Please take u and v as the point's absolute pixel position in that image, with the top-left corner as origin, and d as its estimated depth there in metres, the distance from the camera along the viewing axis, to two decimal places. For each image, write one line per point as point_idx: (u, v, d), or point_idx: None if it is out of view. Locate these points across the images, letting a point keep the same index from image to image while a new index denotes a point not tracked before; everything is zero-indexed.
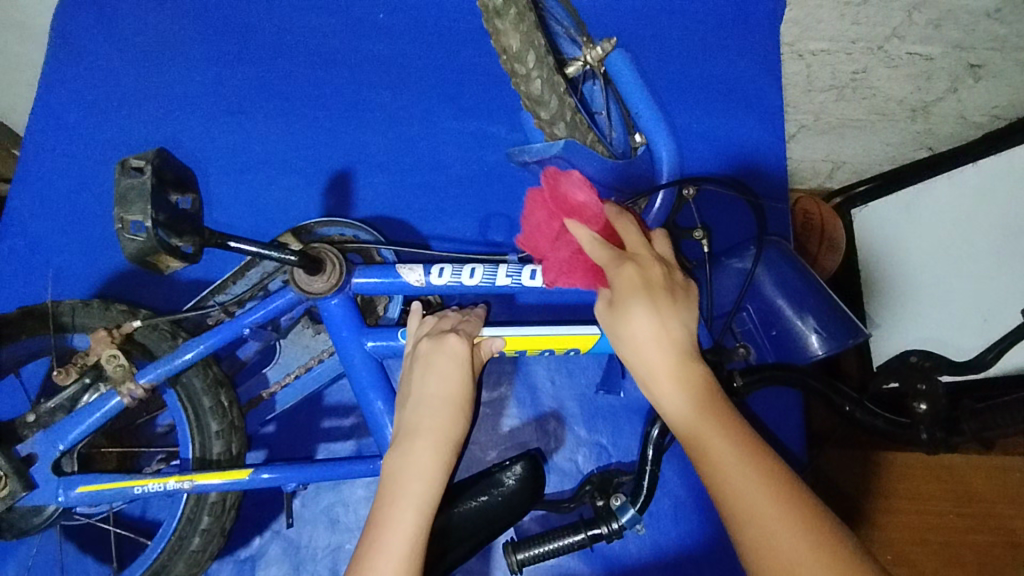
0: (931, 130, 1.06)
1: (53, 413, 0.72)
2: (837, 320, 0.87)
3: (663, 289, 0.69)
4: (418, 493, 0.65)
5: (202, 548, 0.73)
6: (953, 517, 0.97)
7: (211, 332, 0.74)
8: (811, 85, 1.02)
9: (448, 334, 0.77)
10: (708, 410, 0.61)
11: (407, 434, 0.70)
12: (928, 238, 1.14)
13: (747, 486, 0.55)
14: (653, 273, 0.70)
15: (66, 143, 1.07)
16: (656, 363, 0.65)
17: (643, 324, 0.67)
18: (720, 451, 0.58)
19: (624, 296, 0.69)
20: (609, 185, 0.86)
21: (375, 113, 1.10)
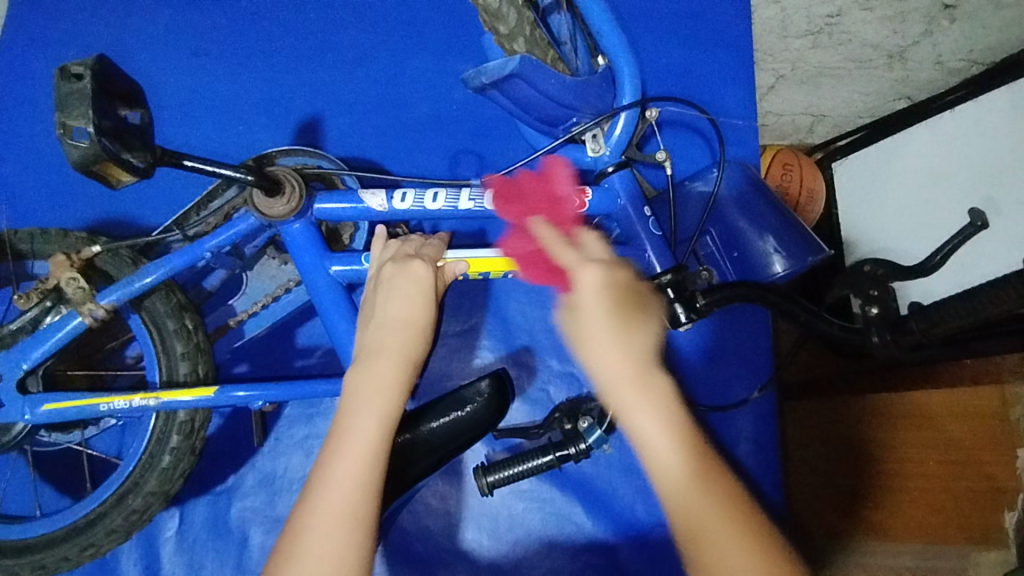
0: (909, 77, 1.05)
1: (15, 334, 0.72)
2: (797, 238, 0.89)
3: (631, 296, 0.63)
4: (383, 404, 0.62)
5: (172, 466, 0.73)
6: (930, 464, 0.83)
7: (172, 255, 0.74)
8: (785, 31, 1.01)
9: (412, 259, 0.78)
10: (688, 448, 0.51)
11: (370, 351, 0.69)
12: (911, 149, 1.07)
13: (712, 533, 0.48)
14: (619, 287, 0.64)
15: (28, 86, 1.05)
16: (629, 397, 0.54)
17: (616, 341, 0.57)
18: (694, 501, 0.49)
19: (596, 322, 0.58)
20: (572, 107, 0.82)
21: (344, 52, 1.09)
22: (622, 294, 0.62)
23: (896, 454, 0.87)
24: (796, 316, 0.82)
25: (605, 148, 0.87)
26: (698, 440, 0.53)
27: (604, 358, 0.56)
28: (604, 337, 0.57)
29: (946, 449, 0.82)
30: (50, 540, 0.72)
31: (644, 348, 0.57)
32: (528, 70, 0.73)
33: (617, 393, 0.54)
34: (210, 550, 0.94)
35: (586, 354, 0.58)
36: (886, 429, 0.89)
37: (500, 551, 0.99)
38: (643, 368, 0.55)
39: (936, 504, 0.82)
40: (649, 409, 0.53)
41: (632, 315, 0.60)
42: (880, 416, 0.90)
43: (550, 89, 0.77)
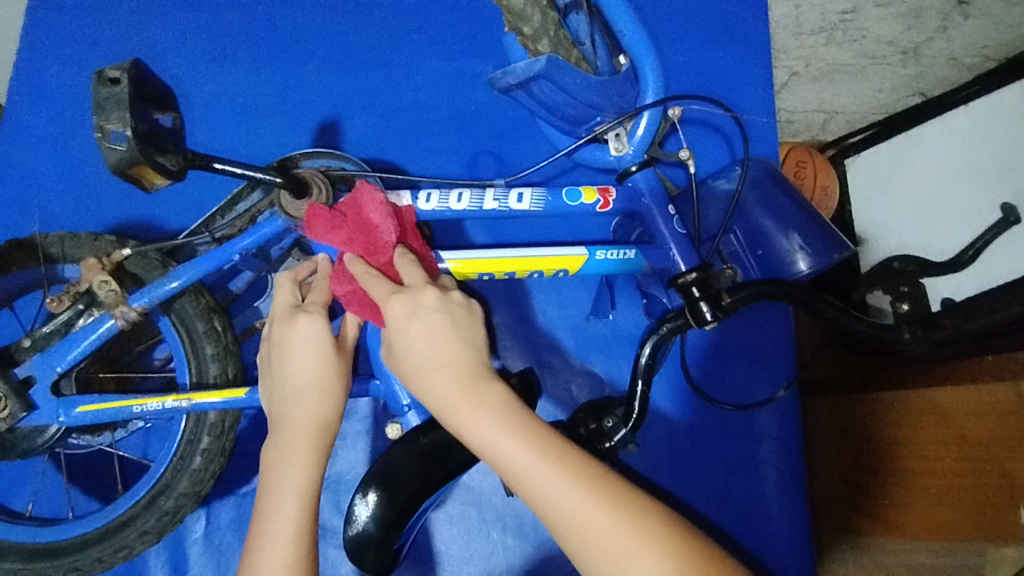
0: (922, 74, 1.05)
1: (49, 337, 0.72)
2: (821, 237, 0.89)
3: (446, 330, 0.64)
4: (298, 476, 0.60)
5: (203, 467, 0.74)
6: (946, 462, 0.82)
7: (200, 258, 0.75)
8: (801, 27, 1.02)
9: (298, 314, 0.68)
10: (566, 479, 0.56)
11: (276, 427, 0.63)
12: (923, 146, 1.06)
13: (589, 525, 0.55)
14: (436, 329, 0.63)
15: (48, 91, 1.05)
16: (461, 411, 0.60)
17: (480, 414, 0.59)
18: (594, 533, 0.55)
19: (434, 361, 0.62)
20: (596, 106, 0.82)
21: (361, 55, 1.10)
22: (451, 313, 0.65)
23: (911, 451, 0.87)
24: (826, 314, 0.82)
25: (629, 147, 0.87)
26: (598, 477, 0.58)
27: (489, 419, 0.59)
28: (473, 409, 0.60)
29: (959, 445, 0.81)
30: (84, 541, 0.72)
31: (459, 363, 0.62)
32: (554, 71, 0.73)
33: (445, 413, 0.61)
34: (235, 551, 0.94)
35: (450, 418, 0.61)
36: (902, 425, 0.89)
37: (524, 550, 0.99)
38: (472, 387, 0.61)
39: (952, 499, 0.81)
40: (534, 469, 0.57)
41: (454, 347, 0.63)
42: (896, 410, 0.90)
43: (575, 89, 0.77)
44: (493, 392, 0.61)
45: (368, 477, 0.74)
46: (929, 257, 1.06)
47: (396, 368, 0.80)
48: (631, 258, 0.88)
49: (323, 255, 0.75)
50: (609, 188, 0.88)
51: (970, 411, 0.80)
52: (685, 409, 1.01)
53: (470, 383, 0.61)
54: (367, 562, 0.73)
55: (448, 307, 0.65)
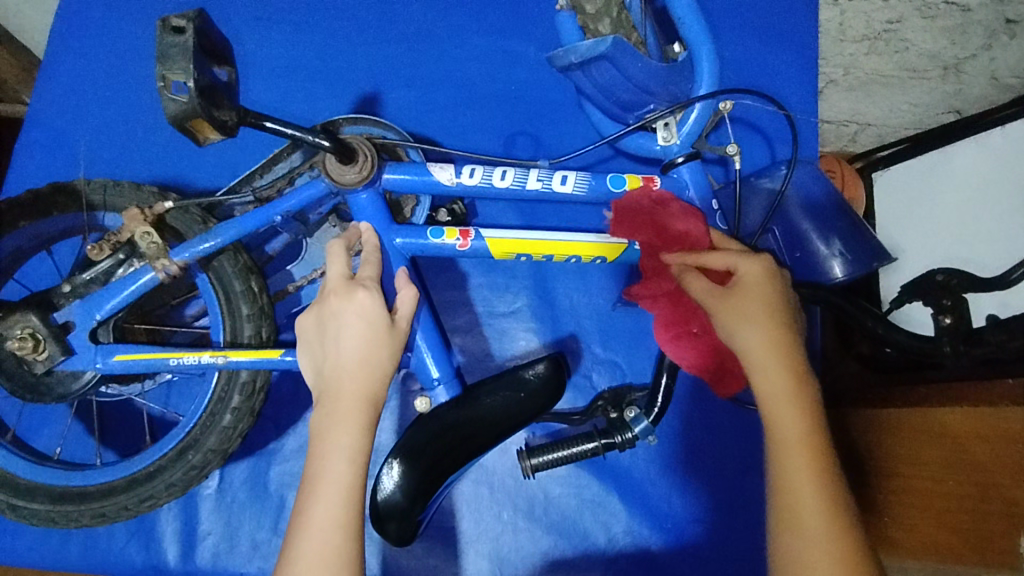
0: (960, 91, 1.01)
1: (88, 285, 0.71)
2: (861, 245, 0.88)
3: (773, 308, 0.72)
4: (349, 444, 0.62)
5: (232, 425, 0.74)
6: (950, 483, 0.78)
7: (244, 217, 0.74)
8: (844, 33, 0.99)
9: (359, 289, 0.69)
10: (794, 402, 0.67)
11: (329, 398, 0.65)
12: (973, 158, 1.03)
13: (810, 516, 0.62)
14: (770, 297, 0.72)
15: (89, 40, 1.04)
16: (762, 362, 0.70)
17: (756, 324, 0.71)
18: (792, 456, 0.65)
19: (760, 325, 0.71)
20: (648, 91, 0.81)
21: (403, 26, 1.08)
22: (774, 291, 0.73)
23: (915, 470, 0.83)
24: (863, 323, 0.84)
25: (676, 138, 0.86)
26: (824, 442, 0.66)
27: (752, 327, 0.71)
28: (758, 315, 0.71)
29: (966, 469, 0.75)
30: (111, 489, 0.73)
31: (792, 362, 0.70)
32: (618, 52, 0.73)
33: (770, 409, 0.68)
34: (248, 512, 0.94)
35: (717, 315, 0.73)
36: (909, 443, 0.84)
37: (535, 533, 0.99)
38: (766, 316, 0.71)
39: (954, 523, 0.77)
40: (796, 395, 0.67)
41: (783, 316, 0.72)
42: (904, 426, 0.85)
43: (632, 73, 0.76)
44: (785, 330, 0.72)
45: (395, 446, 0.75)
46: (981, 272, 0.99)
47: (428, 341, 0.79)
48: None
49: (368, 224, 0.79)
50: (654, 177, 0.86)
51: (973, 434, 0.73)
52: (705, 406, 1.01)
53: (782, 340, 0.71)
54: (389, 532, 0.74)
55: (764, 286, 0.73)
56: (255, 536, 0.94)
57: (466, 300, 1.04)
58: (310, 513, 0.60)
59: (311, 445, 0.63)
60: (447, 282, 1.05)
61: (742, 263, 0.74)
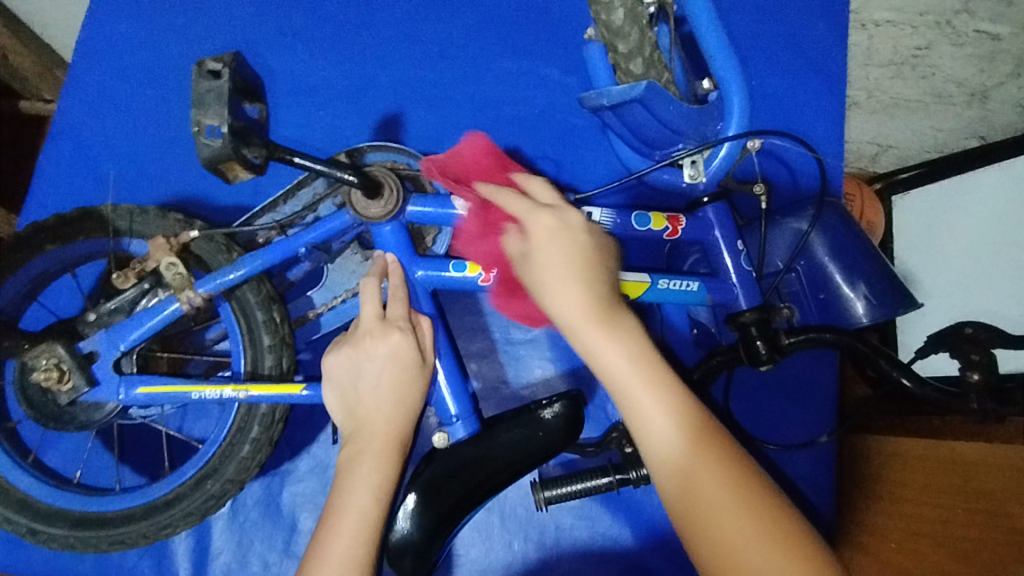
0: (987, 117, 1.01)
1: (113, 314, 0.72)
2: (887, 290, 0.86)
3: (578, 257, 0.69)
4: (376, 479, 0.66)
5: (251, 455, 0.74)
6: (958, 512, 0.77)
7: (268, 248, 0.74)
8: (869, 59, 1.00)
9: (394, 330, 0.73)
10: (696, 440, 0.60)
11: (361, 437, 0.69)
12: (997, 199, 1.01)
13: (718, 517, 0.56)
14: (568, 248, 0.70)
15: (114, 52, 1.05)
16: (580, 316, 0.66)
17: (564, 293, 0.67)
18: (704, 481, 0.57)
19: (553, 293, 0.67)
20: (677, 131, 0.80)
21: (426, 45, 1.08)
22: (577, 234, 0.71)
23: (926, 497, 0.82)
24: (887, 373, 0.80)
25: (703, 176, 0.86)
26: (700, 418, 0.61)
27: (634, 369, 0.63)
28: (619, 348, 0.64)
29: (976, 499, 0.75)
30: (130, 516, 0.73)
31: (617, 330, 0.65)
32: (650, 97, 0.72)
33: (626, 392, 0.63)
34: (259, 532, 0.95)
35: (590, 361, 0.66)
36: (917, 474, 0.84)
37: (544, 563, 0.99)
38: (612, 331, 0.65)
39: (964, 552, 0.75)
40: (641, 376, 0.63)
41: (606, 308, 0.66)
42: (913, 455, 0.85)
43: (665, 115, 0.76)
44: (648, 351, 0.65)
45: (414, 480, 0.75)
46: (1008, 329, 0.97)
47: (448, 374, 0.78)
48: (693, 290, 0.85)
49: (393, 256, 0.80)
50: (679, 216, 0.86)
51: (988, 465, 0.74)
52: None
53: (649, 356, 0.64)
54: (404, 568, 0.74)
55: (570, 232, 0.71)
56: (265, 557, 0.94)
57: (482, 325, 1.04)
58: (330, 549, 0.63)
59: (340, 476, 0.67)
60: (464, 308, 1.04)
61: (529, 226, 0.73)
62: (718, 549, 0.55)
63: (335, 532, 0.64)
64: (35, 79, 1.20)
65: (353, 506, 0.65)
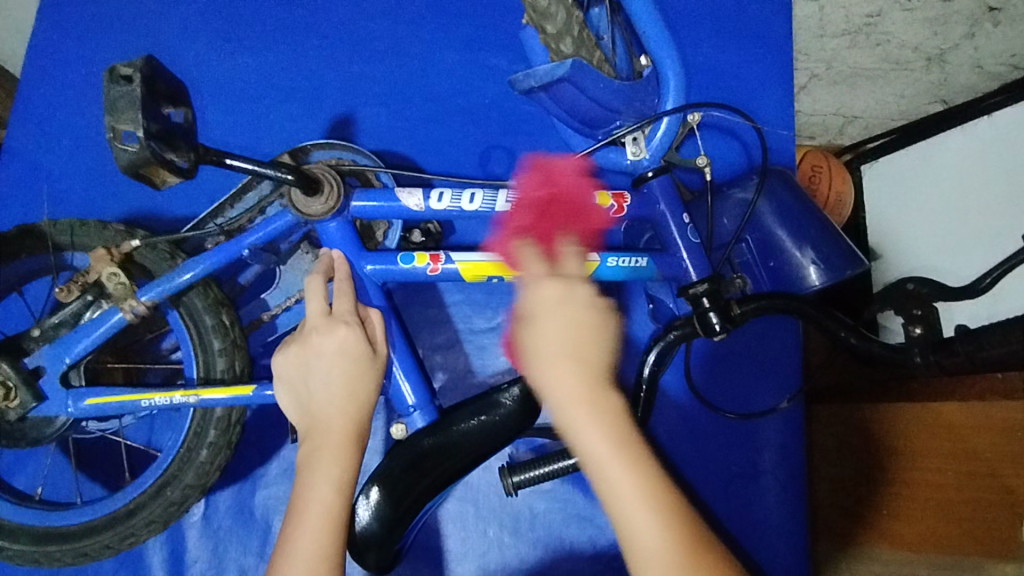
0: (946, 80, 1.00)
1: (58, 328, 0.72)
2: (835, 252, 0.87)
3: (581, 318, 0.63)
4: (337, 472, 0.66)
5: (210, 460, 0.74)
6: (949, 474, 0.80)
7: (210, 252, 0.75)
8: (823, 30, 0.97)
9: (341, 324, 0.73)
10: (642, 478, 0.56)
11: (316, 433, 0.69)
12: (954, 160, 1.03)
13: (663, 570, 0.53)
14: (593, 315, 0.64)
15: (60, 71, 1.05)
16: (548, 354, 0.61)
17: (558, 354, 0.60)
18: (638, 535, 0.54)
19: (550, 354, 0.61)
20: (614, 110, 0.81)
21: (374, 43, 1.08)
22: (577, 306, 0.64)
23: (915, 463, 0.84)
24: (836, 333, 0.82)
25: (646, 152, 0.86)
26: (635, 449, 0.57)
27: (666, 529, 0.54)
28: (591, 419, 0.58)
29: (961, 458, 0.78)
30: (93, 527, 0.73)
31: (592, 365, 0.61)
32: (578, 74, 0.73)
33: (574, 437, 0.58)
34: (234, 538, 0.95)
35: (561, 419, 0.59)
36: (903, 437, 0.85)
37: (521, 549, 0.99)
38: (635, 452, 0.57)
39: (950, 514, 0.79)
40: (643, 499, 0.55)
41: (596, 360, 0.61)
42: (898, 420, 0.85)
43: (596, 93, 0.77)
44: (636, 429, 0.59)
45: (373, 474, 0.76)
46: (953, 283, 1.01)
47: (403, 365, 0.79)
48: (642, 266, 0.86)
49: (339, 252, 0.80)
50: (625, 193, 0.86)
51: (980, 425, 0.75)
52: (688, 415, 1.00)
53: (599, 368, 0.61)
54: (369, 560, 0.74)
55: (576, 307, 0.64)
56: (241, 562, 0.95)
57: (445, 317, 1.04)
58: (294, 544, 0.64)
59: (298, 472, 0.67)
60: (426, 301, 1.04)
61: (540, 286, 0.67)
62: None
63: (298, 529, 0.64)
64: None
65: (315, 501, 0.65)
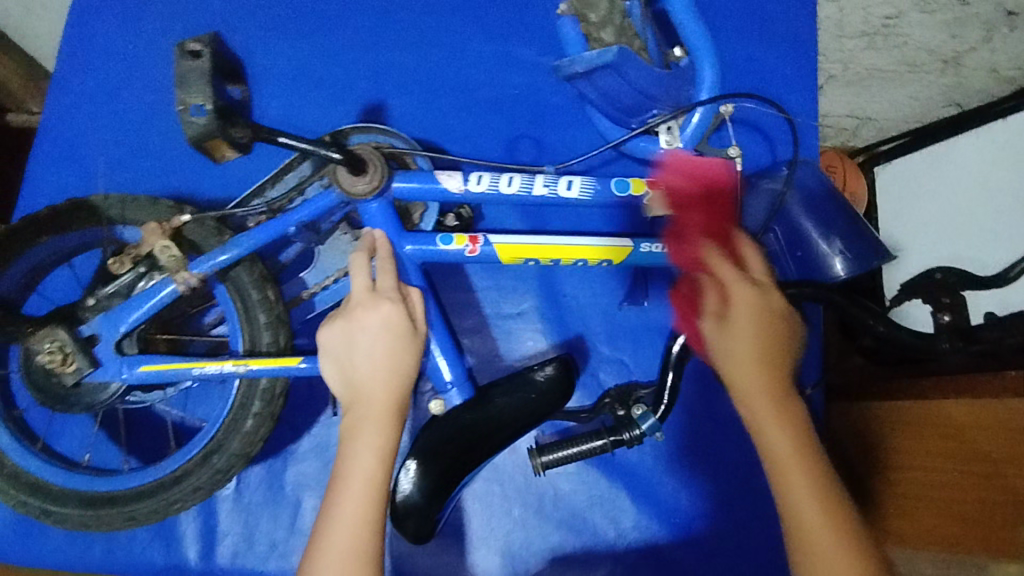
0: (961, 83, 1.02)
1: (111, 298, 0.74)
2: (862, 242, 0.89)
3: (768, 316, 0.77)
4: (383, 440, 0.69)
5: (254, 430, 0.76)
6: (953, 474, 0.76)
7: (259, 228, 0.77)
8: (842, 30, 1.01)
9: (384, 300, 0.75)
10: (806, 421, 0.72)
11: (359, 405, 0.71)
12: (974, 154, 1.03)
13: (803, 500, 0.67)
14: (753, 307, 0.77)
15: (97, 55, 1.07)
16: (740, 365, 0.75)
17: (742, 332, 0.76)
18: (796, 463, 0.69)
19: (746, 334, 0.76)
20: (653, 97, 0.84)
21: (405, 33, 1.10)
22: (771, 307, 0.77)
23: (916, 462, 0.82)
24: (865, 321, 0.83)
25: (679, 141, 0.89)
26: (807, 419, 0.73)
27: (789, 428, 0.71)
28: (761, 385, 0.74)
29: (968, 459, 0.74)
30: (141, 493, 0.75)
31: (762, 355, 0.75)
32: (622, 62, 0.75)
33: (759, 425, 0.72)
34: (265, 511, 0.97)
35: (734, 387, 0.75)
36: (908, 436, 0.83)
37: (546, 529, 1.01)
38: (774, 386, 0.74)
39: (955, 513, 0.76)
40: (802, 471, 0.68)
41: (778, 354, 0.76)
42: (901, 418, 0.84)
43: (641, 81, 0.79)
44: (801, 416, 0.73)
45: (411, 447, 0.78)
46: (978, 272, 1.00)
47: (440, 344, 0.81)
48: None
49: (380, 232, 0.82)
50: (658, 181, 0.87)
51: (979, 424, 0.72)
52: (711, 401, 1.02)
53: (775, 348, 0.76)
54: (408, 529, 0.76)
55: (765, 305, 0.77)
56: (272, 535, 0.96)
57: (473, 301, 1.06)
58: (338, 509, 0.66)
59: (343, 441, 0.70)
60: (455, 284, 1.07)
61: (731, 290, 0.78)
62: (786, 493, 0.68)
63: (341, 495, 0.67)
64: (19, 90, 1.21)
65: (359, 469, 0.68)
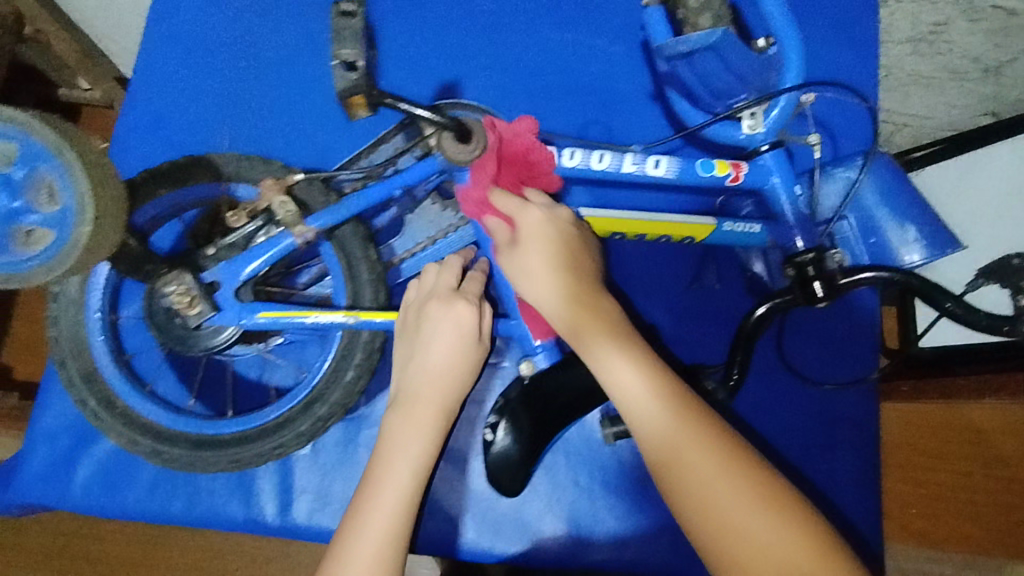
0: (999, 93, 1.01)
1: (231, 249, 0.78)
2: (934, 231, 0.93)
3: (571, 250, 0.78)
4: None
5: (354, 381, 0.81)
6: (977, 476, 0.89)
7: (368, 189, 0.79)
8: (890, 35, 1.07)
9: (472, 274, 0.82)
10: (676, 411, 0.67)
11: (443, 371, 0.77)
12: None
13: (718, 498, 0.62)
14: (560, 243, 0.78)
15: (178, 25, 1.09)
16: (591, 343, 0.72)
17: (600, 330, 0.72)
18: (687, 454, 0.64)
19: (585, 319, 0.73)
20: (745, 80, 0.86)
21: (483, 20, 1.14)
22: (567, 238, 0.79)
23: (936, 462, 0.93)
24: (940, 305, 0.83)
25: (761, 126, 0.90)
26: (681, 400, 0.68)
27: (652, 408, 0.67)
28: (647, 384, 0.68)
29: (998, 465, 0.87)
30: (246, 437, 0.81)
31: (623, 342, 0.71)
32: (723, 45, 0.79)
33: (635, 414, 0.68)
34: (340, 472, 0.99)
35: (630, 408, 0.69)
36: (926, 437, 0.94)
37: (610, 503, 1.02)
38: (666, 391, 0.68)
39: (972, 514, 0.88)
40: (702, 460, 0.63)
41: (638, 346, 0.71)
42: (915, 420, 0.96)
43: (737, 62, 0.83)
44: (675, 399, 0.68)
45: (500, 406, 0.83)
46: None
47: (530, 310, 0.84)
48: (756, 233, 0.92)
49: None
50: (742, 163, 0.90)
51: (1001, 429, 0.86)
52: (768, 383, 1.01)
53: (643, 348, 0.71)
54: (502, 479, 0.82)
55: (558, 223, 0.79)
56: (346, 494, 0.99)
57: None
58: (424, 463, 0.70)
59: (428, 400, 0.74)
60: None
61: (522, 214, 0.79)
62: (691, 496, 0.63)
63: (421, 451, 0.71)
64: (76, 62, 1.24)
65: None
